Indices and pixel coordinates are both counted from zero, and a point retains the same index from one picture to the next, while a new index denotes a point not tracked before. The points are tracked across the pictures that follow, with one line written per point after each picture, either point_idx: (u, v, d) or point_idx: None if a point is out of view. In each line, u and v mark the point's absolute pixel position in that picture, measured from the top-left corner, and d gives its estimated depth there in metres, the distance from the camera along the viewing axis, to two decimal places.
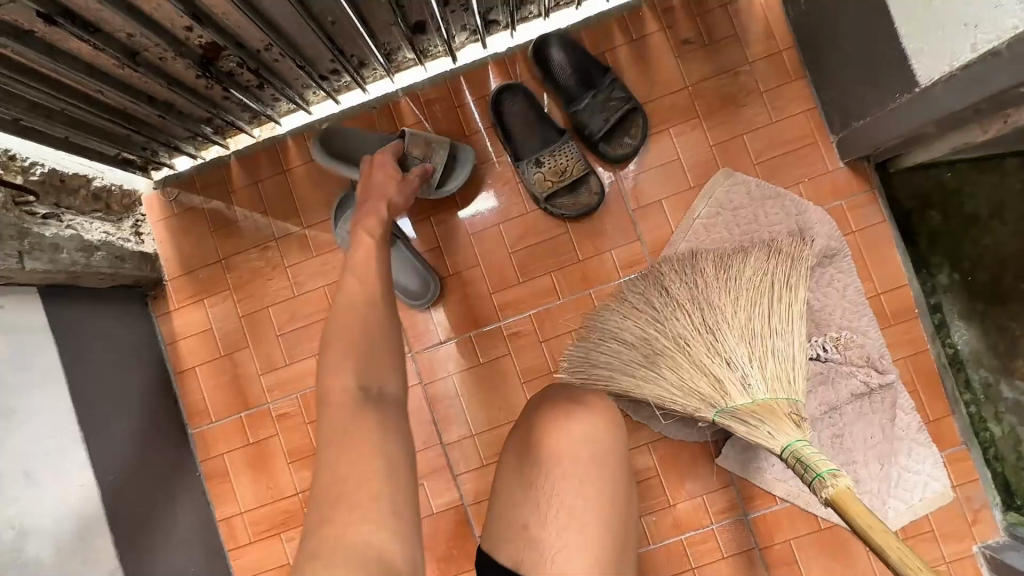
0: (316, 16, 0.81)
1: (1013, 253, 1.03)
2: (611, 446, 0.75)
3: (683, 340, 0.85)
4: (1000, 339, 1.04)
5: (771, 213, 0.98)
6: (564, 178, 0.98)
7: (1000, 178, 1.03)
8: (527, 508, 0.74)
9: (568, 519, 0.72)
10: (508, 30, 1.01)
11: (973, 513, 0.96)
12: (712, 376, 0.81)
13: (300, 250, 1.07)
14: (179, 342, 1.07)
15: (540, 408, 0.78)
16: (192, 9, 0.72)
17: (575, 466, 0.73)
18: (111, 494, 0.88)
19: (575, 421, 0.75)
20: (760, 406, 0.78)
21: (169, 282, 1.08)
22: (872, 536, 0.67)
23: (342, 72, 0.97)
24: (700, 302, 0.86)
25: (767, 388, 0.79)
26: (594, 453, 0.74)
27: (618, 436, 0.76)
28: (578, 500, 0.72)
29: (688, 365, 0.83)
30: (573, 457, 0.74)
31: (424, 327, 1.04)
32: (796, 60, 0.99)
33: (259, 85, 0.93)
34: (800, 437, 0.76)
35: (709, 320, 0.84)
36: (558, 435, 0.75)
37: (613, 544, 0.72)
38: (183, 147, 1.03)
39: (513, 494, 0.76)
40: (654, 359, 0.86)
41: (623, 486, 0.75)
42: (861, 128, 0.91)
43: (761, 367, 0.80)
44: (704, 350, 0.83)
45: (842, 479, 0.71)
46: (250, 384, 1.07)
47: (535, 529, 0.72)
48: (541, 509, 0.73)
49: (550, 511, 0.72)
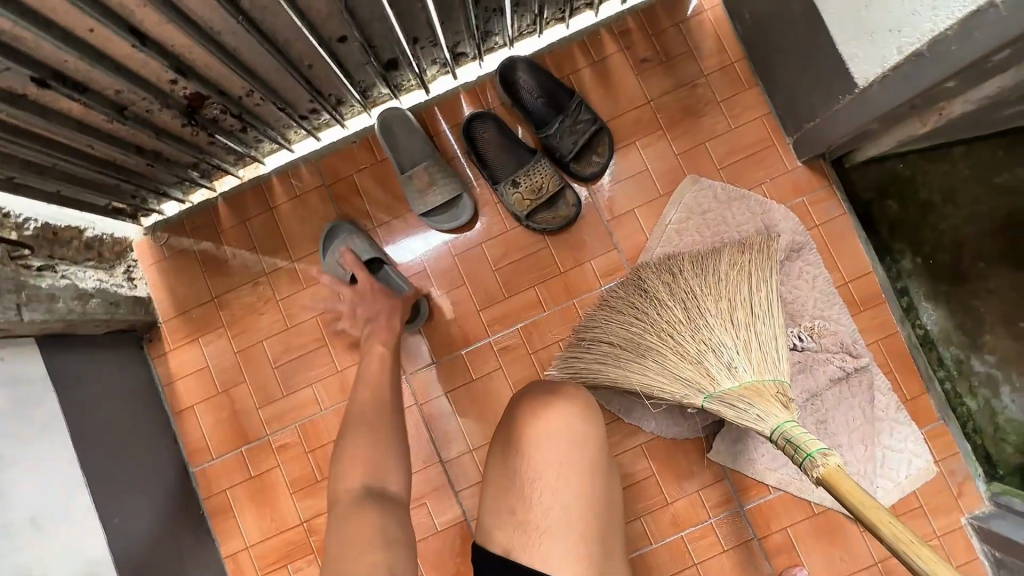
0: (294, 62, 0.86)
1: (968, 234, 1.10)
2: (587, 434, 0.77)
3: (667, 333, 0.88)
4: (966, 316, 1.09)
5: (737, 213, 1.04)
6: (541, 195, 1.02)
7: (949, 166, 1.10)
8: (513, 498, 0.77)
9: (552, 504, 0.75)
10: (476, 61, 1.07)
11: (958, 485, 0.99)
12: (696, 362, 0.85)
13: (291, 283, 1.10)
14: (176, 382, 1.09)
15: (519, 405, 0.81)
16: (176, 63, 0.77)
17: (554, 452, 0.76)
18: (117, 537, 0.88)
19: (553, 411, 0.78)
20: (744, 388, 0.81)
21: (163, 324, 1.11)
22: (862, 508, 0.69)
23: (321, 110, 1.02)
24: (683, 296, 0.91)
25: (751, 371, 0.82)
26: (573, 443, 0.77)
27: (595, 423, 0.79)
28: (561, 489, 0.75)
29: (674, 355, 0.87)
30: (553, 446, 0.76)
31: (417, 349, 1.08)
32: (748, 70, 1.06)
33: (242, 129, 0.98)
34: (789, 417, 0.77)
35: (692, 312, 0.88)
36: (536, 426, 0.77)
37: (596, 524, 0.75)
38: (171, 192, 1.06)
39: (499, 487, 0.79)
40: (640, 350, 0.90)
41: (603, 468, 0.78)
42: (813, 128, 0.98)
43: (743, 350, 0.84)
44: (689, 340, 0.87)
45: (831, 459, 0.73)
46: (248, 418, 1.08)
47: (522, 513, 0.76)
48: (526, 496, 0.76)
49: (534, 500, 0.75)
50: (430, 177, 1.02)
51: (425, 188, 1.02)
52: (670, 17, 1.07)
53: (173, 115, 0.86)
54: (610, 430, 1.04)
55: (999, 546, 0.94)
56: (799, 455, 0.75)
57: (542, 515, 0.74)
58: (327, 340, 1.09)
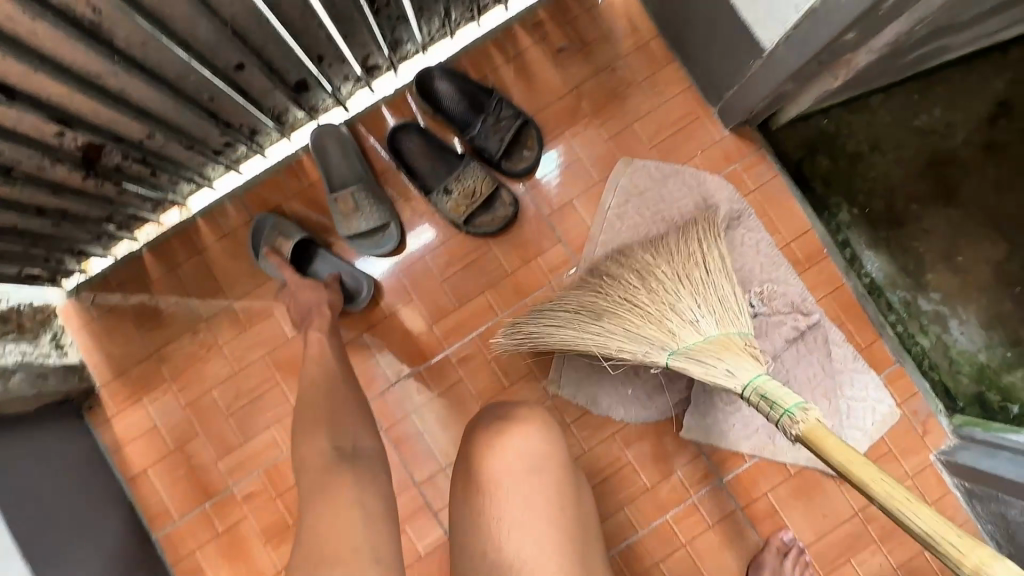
0: (191, 96, 0.82)
1: (897, 179, 1.12)
2: (543, 447, 0.76)
3: (629, 297, 0.87)
4: (908, 259, 1.11)
5: (674, 192, 1.04)
6: (476, 200, 1.01)
7: (870, 116, 1.13)
8: (480, 537, 0.73)
9: (519, 535, 0.71)
10: (392, 71, 1.04)
11: (923, 424, 1.01)
12: (658, 321, 0.83)
13: (233, 326, 1.05)
14: (124, 446, 1.04)
15: (473, 433, 0.79)
16: (58, 113, 0.72)
17: (513, 478, 0.74)
18: None
19: (507, 434, 0.77)
20: (709, 344, 0.79)
21: (103, 389, 1.05)
22: (850, 470, 0.67)
23: (236, 143, 0.98)
24: (642, 266, 0.90)
25: (716, 327, 0.81)
26: (530, 462, 0.75)
27: (551, 438, 0.78)
28: (527, 511, 0.73)
29: (636, 317, 0.85)
30: (512, 472, 0.74)
31: (374, 373, 1.04)
32: (664, 46, 1.06)
33: (153, 173, 0.93)
34: (761, 373, 0.75)
35: (653, 278, 0.88)
36: (492, 454, 0.75)
37: (571, 545, 0.72)
38: (90, 249, 1.00)
39: (465, 524, 0.75)
40: (598, 313, 0.88)
41: (568, 484, 0.77)
42: (733, 96, 0.98)
43: (705, 306, 0.82)
44: (651, 301, 0.85)
45: (813, 415, 0.71)
46: (208, 472, 1.03)
47: (492, 552, 0.71)
48: (494, 534, 0.72)
49: (501, 530, 0.72)
50: (355, 202, 0.99)
51: (349, 214, 0.99)
52: (580, 4, 1.07)
53: (70, 169, 0.81)
54: (581, 424, 1.03)
55: (968, 477, 0.96)
56: (777, 412, 0.72)
57: (512, 545, 0.71)
58: (279, 379, 1.04)
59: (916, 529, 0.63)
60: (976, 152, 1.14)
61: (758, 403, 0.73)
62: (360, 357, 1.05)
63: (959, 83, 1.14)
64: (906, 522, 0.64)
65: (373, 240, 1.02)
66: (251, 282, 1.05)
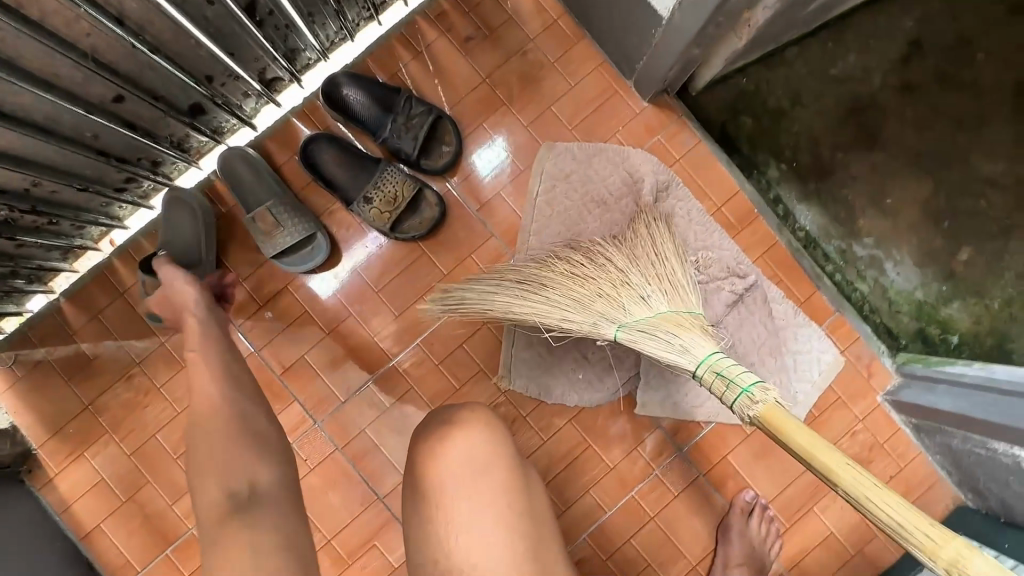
0: (69, 136, 0.79)
1: (820, 130, 1.13)
2: (488, 448, 0.75)
3: (577, 275, 0.86)
4: (839, 208, 1.12)
5: (600, 170, 1.02)
6: (399, 204, 0.98)
7: (787, 70, 1.13)
8: (431, 546, 0.73)
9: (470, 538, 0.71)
10: (295, 82, 1.00)
11: (867, 368, 1.04)
12: (609, 297, 0.82)
13: (169, 366, 1.01)
14: (72, 505, 1.00)
15: (421, 439, 0.78)
16: None
17: (459, 483, 0.73)
18: None
19: (449, 439, 0.75)
20: (661, 320, 0.78)
21: (41, 449, 1.01)
22: (817, 458, 0.62)
23: (138, 178, 0.93)
24: (592, 251, 0.89)
25: (666, 304, 0.79)
26: (475, 465, 0.74)
27: (495, 437, 0.77)
28: (476, 514, 0.72)
29: (584, 291, 0.84)
30: (455, 477, 0.73)
31: (322, 394, 1.02)
32: (572, 23, 1.04)
33: (51, 222, 0.88)
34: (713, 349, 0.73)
35: (602, 260, 0.87)
36: (436, 460, 0.75)
37: (524, 541, 0.72)
38: (0, 307, 0.95)
39: (419, 531, 0.75)
40: (542, 286, 0.86)
41: (517, 477, 0.76)
42: (644, 68, 0.97)
43: (658, 285, 0.82)
44: (601, 280, 0.84)
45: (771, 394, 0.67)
46: (164, 519, 1.00)
47: (443, 560, 0.71)
48: (444, 541, 0.72)
49: (451, 537, 0.72)
50: (274, 218, 0.96)
51: (271, 231, 0.96)
52: None
53: None
54: (537, 415, 1.02)
55: (913, 414, 0.99)
56: (732, 393, 0.69)
57: (463, 551, 0.71)
58: None
59: (886, 520, 0.58)
60: (894, 94, 1.15)
61: (710, 380, 0.70)
62: (305, 381, 1.02)
63: (870, 26, 1.14)
64: (876, 515, 0.59)
65: (293, 257, 0.99)
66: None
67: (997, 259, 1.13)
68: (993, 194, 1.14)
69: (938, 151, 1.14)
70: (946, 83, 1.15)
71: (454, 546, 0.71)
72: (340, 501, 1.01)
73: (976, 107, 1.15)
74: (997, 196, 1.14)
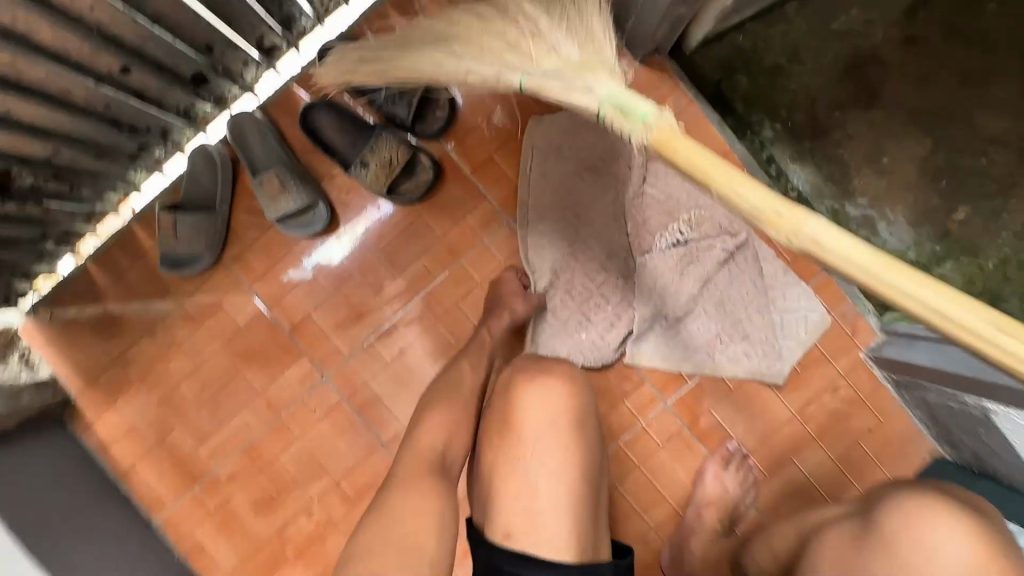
0: (84, 107, 0.84)
1: (818, 88, 1.12)
2: (566, 397, 0.83)
3: (478, 24, 0.69)
4: (833, 167, 1.12)
5: (591, 138, 1.04)
6: (394, 167, 1.01)
7: (786, 26, 1.11)
8: (506, 476, 0.79)
9: (547, 471, 0.78)
10: (293, 48, 1.03)
11: (852, 325, 1.06)
12: (510, 49, 0.66)
13: (189, 322, 1.10)
14: (110, 447, 1.11)
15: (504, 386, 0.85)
16: None
17: (539, 424, 0.80)
18: None
19: (532, 386, 0.83)
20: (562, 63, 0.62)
21: (79, 397, 1.11)
22: (714, 180, 0.55)
23: (149, 144, 0.99)
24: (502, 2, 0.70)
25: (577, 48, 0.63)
26: (553, 411, 0.81)
27: (571, 387, 0.84)
28: (548, 451, 0.79)
29: (482, 40, 0.67)
30: (536, 418, 0.81)
31: (328, 349, 1.09)
32: None
33: (72, 187, 0.95)
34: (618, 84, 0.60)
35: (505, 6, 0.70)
36: (518, 403, 0.82)
37: (585, 487, 0.79)
38: (35, 268, 1.05)
39: (491, 467, 0.81)
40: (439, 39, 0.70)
41: (588, 426, 0.83)
42: (634, 28, 0.97)
43: (566, 30, 0.65)
44: (507, 33, 0.67)
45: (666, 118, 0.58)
46: (191, 459, 1.11)
47: (518, 490, 0.78)
48: (522, 474, 0.78)
49: (525, 470, 0.78)
50: (280, 183, 1.01)
51: (276, 196, 1.01)
52: None
53: None
54: None
55: (890, 369, 1.01)
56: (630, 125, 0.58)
57: (538, 482, 0.77)
58: (240, 366, 1.10)
59: (759, 211, 0.54)
60: (897, 48, 1.12)
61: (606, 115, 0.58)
62: (312, 336, 1.09)
63: None
64: (734, 200, 0.55)
65: (297, 222, 1.04)
66: (196, 279, 1.09)
67: (994, 218, 1.12)
68: (995, 151, 1.12)
69: (940, 107, 1.12)
70: (953, 36, 1.12)
71: (529, 478, 0.78)
72: (347, 446, 1.10)
73: (983, 60, 1.12)
74: (999, 153, 1.12)
